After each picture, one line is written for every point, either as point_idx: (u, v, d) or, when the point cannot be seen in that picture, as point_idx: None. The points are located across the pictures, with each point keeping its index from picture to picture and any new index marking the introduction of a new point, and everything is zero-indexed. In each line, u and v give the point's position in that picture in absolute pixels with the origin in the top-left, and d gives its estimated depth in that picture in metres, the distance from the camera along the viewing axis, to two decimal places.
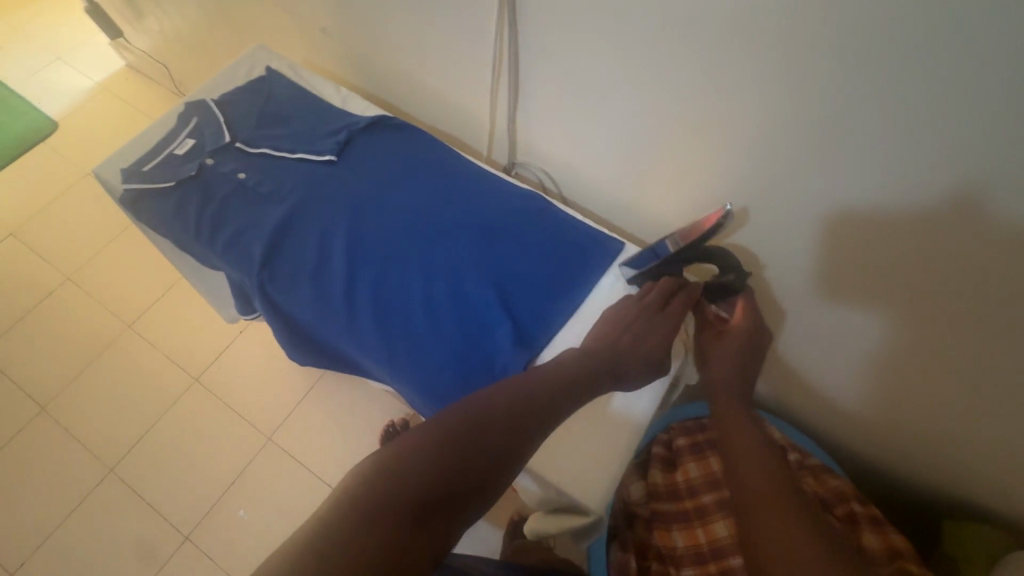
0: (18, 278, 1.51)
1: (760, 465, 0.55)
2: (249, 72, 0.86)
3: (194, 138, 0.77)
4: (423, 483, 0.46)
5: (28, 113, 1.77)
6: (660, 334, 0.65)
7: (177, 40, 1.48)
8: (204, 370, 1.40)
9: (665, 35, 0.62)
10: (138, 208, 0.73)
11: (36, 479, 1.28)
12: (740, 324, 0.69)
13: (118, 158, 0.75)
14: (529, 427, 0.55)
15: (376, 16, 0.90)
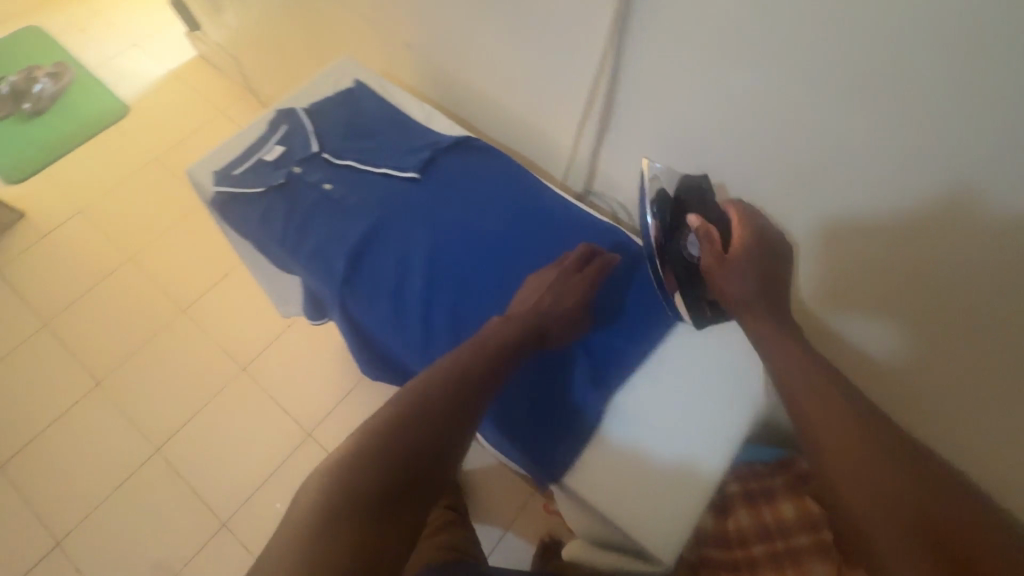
0: (84, 255, 1.57)
1: (829, 407, 0.51)
2: (336, 83, 0.88)
3: (283, 145, 0.79)
4: (387, 456, 0.49)
5: (104, 96, 1.84)
6: (563, 293, 0.68)
7: (252, 37, 1.53)
8: (251, 360, 1.43)
9: (767, 78, 0.63)
10: (227, 211, 0.76)
11: (87, 451, 1.32)
12: (740, 243, 0.61)
13: (210, 160, 0.77)
14: (471, 389, 0.58)
15: (463, 35, 0.92)
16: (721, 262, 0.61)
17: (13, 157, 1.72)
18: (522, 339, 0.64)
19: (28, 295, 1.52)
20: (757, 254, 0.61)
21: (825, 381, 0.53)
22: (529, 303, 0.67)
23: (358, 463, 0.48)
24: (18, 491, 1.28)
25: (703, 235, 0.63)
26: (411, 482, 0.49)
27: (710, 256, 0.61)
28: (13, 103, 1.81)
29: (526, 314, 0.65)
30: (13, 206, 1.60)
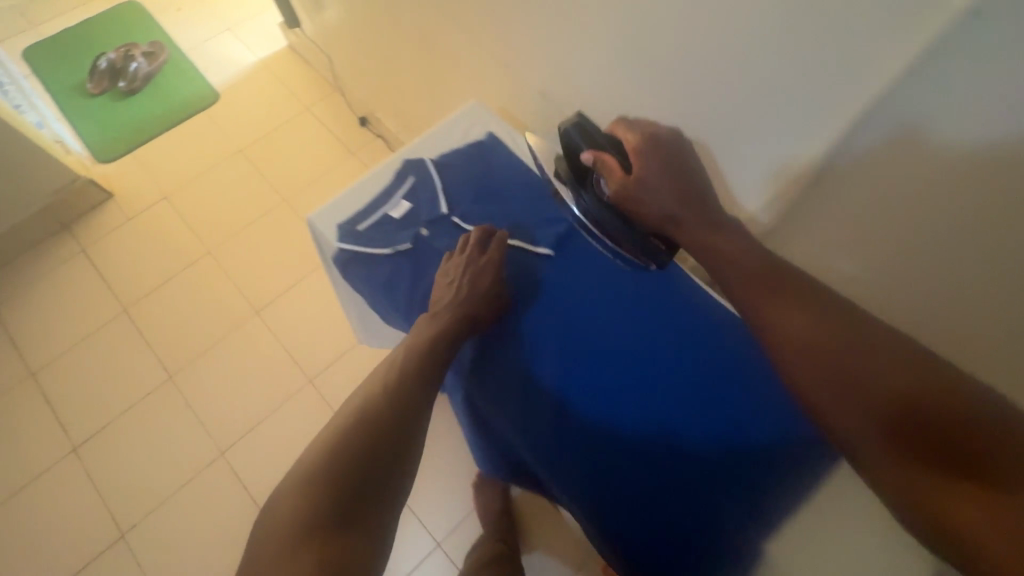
0: (165, 243, 1.58)
1: (790, 322, 0.56)
2: (465, 127, 0.86)
3: (409, 201, 0.78)
4: (332, 457, 0.56)
5: (195, 80, 1.84)
6: (484, 273, 0.72)
7: (352, 42, 1.50)
8: (318, 372, 1.42)
9: (980, 201, 0.52)
10: (347, 268, 0.78)
11: (156, 444, 1.34)
12: (639, 166, 0.69)
13: (331, 213, 0.77)
14: (414, 379, 0.65)
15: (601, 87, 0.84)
16: (628, 179, 0.68)
17: (106, 135, 1.74)
18: (455, 322, 0.69)
19: (110, 277, 1.54)
20: (670, 174, 0.69)
21: (790, 293, 0.58)
22: (454, 283, 0.71)
23: (304, 474, 0.55)
24: (88, 476, 1.31)
25: (603, 165, 0.70)
26: (354, 470, 0.56)
27: (618, 177, 0.69)
28: (109, 79, 1.83)
29: (452, 295, 0.70)
30: (103, 186, 1.62)
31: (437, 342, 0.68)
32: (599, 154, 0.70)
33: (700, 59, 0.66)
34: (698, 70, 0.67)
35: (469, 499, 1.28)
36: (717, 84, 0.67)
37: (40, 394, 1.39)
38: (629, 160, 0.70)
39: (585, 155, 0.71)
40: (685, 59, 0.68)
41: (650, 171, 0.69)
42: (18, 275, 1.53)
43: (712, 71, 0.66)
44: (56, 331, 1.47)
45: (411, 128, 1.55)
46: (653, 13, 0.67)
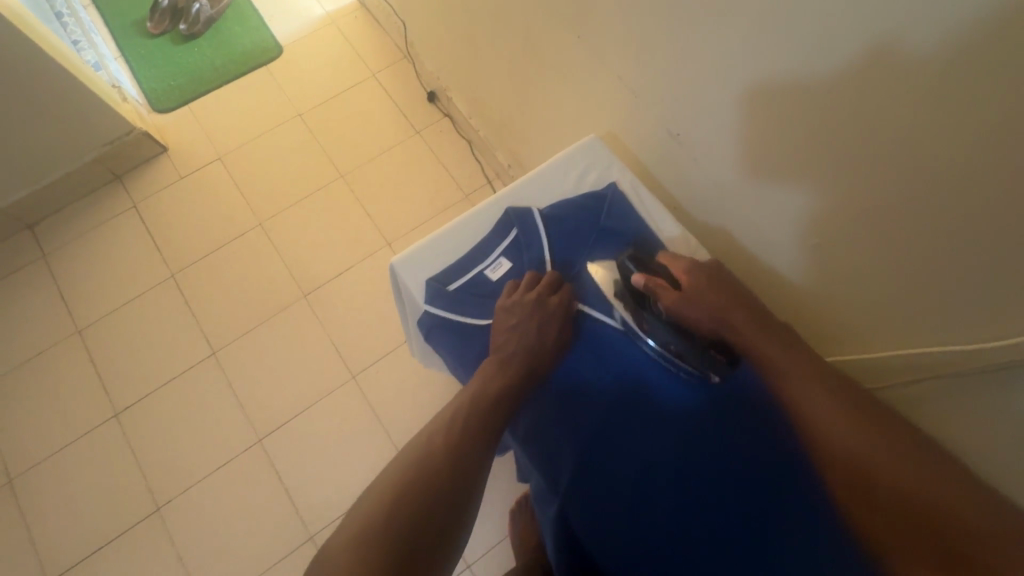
0: (216, 208, 1.52)
1: (814, 402, 0.62)
2: (580, 178, 0.84)
3: (508, 259, 0.77)
4: (412, 505, 0.55)
5: (257, 30, 1.72)
6: (547, 329, 0.70)
7: (432, 11, 1.34)
8: (362, 369, 1.35)
9: None
10: (431, 332, 0.74)
11: (194, 421, 1.32)
12: (690, 281, 0.69)
13: (422, 269, 0.77)
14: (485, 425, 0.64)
15: (748, 133, 0.71)
16: (682, 296, 0.68)
17: (164, 82, 1.65)
18: (518, 381, 0.67)
19: (160, 238, 1.49)
20: (720, 287, 0.68)
21: (814, 378, 0.63)
22: (520, 343, 0.69)
23: (373, 516, 0.54)
24: (127, 443, 1.30)
25: (656, 287, 0.70)
26: (429, 523, 0.55)
27: (668, 296, 0.68)
28: (170, 19, 1.72)
29: (516, 351, 0.68)
30: (157, 139, 1.55)
31: (507, 397, 0.66)
32: (650, 276, 0.70)
33: (931, 149, 0.52)
34: (924, 160, 0.53)
35: (506, 526, 1.23)
36: (942, 179, 0.53)
37: (85, 352, 1.37)
38: (678, 276, 0.71)
39: (636, 279, 0.71)
40: (900, 135, 0.54)
41: (703, 287, 0.69)
42: (69, 225, 1.50)
43: (943, 166, 0.52)
44: (102, 288, 1.44)
45: (485, 115, 1.41)
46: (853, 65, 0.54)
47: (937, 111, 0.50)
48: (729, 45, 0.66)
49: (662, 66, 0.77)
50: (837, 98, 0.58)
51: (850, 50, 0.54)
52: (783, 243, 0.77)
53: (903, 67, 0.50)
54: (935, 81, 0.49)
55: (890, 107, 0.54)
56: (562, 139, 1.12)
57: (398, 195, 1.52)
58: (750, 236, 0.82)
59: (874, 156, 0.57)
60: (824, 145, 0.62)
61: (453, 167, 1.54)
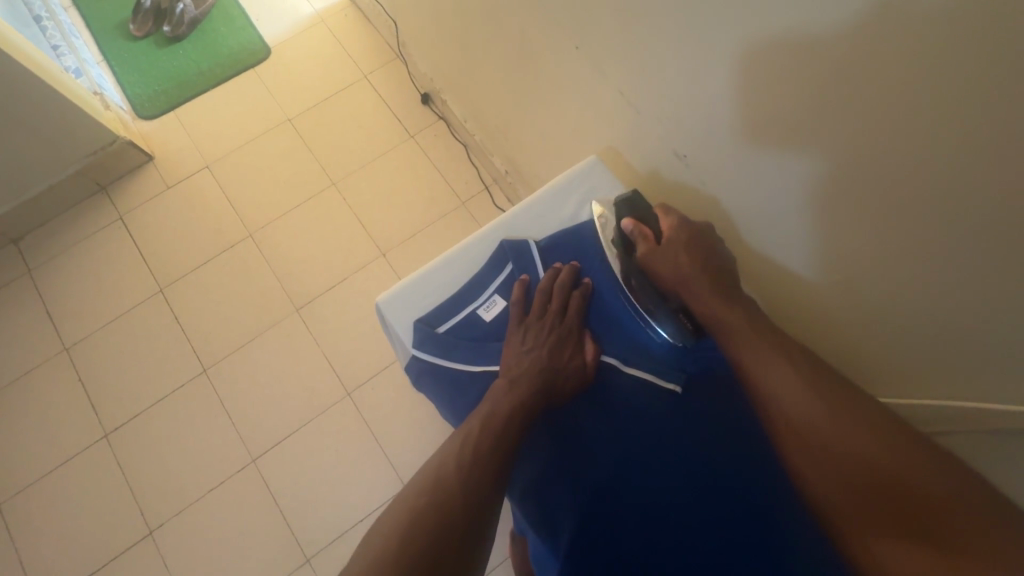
0: (206, 218, 1.47)
1: (776, 377, 0.59)
2: (578, 206, 0.80)
3: (501, 297, 0.73)
4: (427, 528, 0.50)
5: (244, 30, 1.66)
6: (568, 340, 0.68)
7: (424, 11, 1.28)
8: (358, 385, 1.31)
9: None
10: (421, 378, 0.70)
11: (186, 441, 1.28)
12: (670, 237, 0.70)
13: (411, 309, 0.72)
14: (501, 435, 0.59)
15: (761, 147, 0.66)
16: (656, 248, 0.69)
17: (148, 87, 1.60)
18: (541, 387, 0.63)
19: (147, 250, 1.44)
20: (694, 250, 0.68)
21: (772, 347, 0.61)
22: (539, 350, 0.66)
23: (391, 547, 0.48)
24: (118, 465, 1.26)
25: (640, 235, 0.71)
26: (451, 551, 0.49)
27: (647, 247, 0.70)
28: (154, 21, 1.66)
29: (532, 361, 0.65)
30: (143, 147, 1.50)
31: (522, 412, 0.61)
32: (637, 223, 0.71)
33: (990, 179, 0.47)
34: (979, 188, 0.48)
35: (506, 548, 1.19)
36: (1000, 211, 0.48)
37: (73, 370, 1.34)
38: (663, 230, 0.71)
39: (624, 224, 0.72)
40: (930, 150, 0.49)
41: (681, 241, 0.69)
42: (54, 238, 1.45)
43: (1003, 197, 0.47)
44: (90, 303, 1.39)
45: (481, 119, 1.35)
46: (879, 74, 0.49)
47: (999, 139, 0.44)
48: (748, 58, 0.60)
49: (665, 74, 0.72)
50: (869, 117, 0.52)
51: (891, 69, 0.48)
52: (806, 270, 0.72)
53: (947, 87, 0.45)
54: (998, 107, 0.43)
55: (919, 122, 0.49)
56: (562, 149, 1.06)
57: (392, 203, 1.46)
58: (768, 261, 0.77)
59: (921, 183, 0.52)
60: (854, 167, 0.57)
61: (449, 172, 1.48)
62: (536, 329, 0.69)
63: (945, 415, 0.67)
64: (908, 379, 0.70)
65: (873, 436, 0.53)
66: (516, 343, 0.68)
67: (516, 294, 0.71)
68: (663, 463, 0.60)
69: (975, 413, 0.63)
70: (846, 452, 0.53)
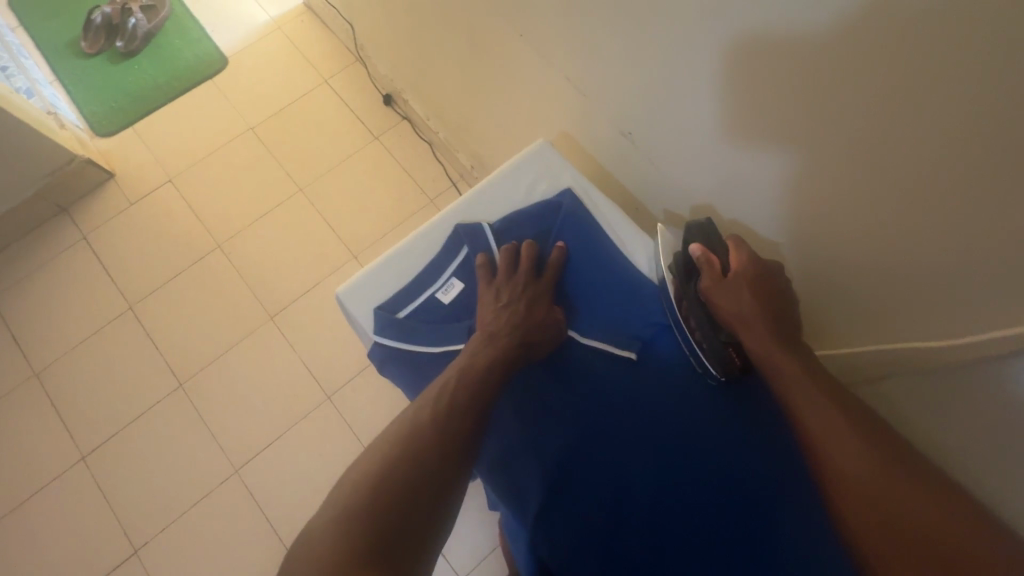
0: (172, 233, 1.45)
1: (837, 431, 0.55)
2: (530, 186, 0.81)
3: (459, 280, 0.74)
4: (403, 477, 0.51)
5: (200, 41, 1.65)
6: (537, 302, 0.71)
7: (377, 12, 1.28)
8: (337, 389, 1.31)
9: None
10: (384, 364, 0.71)
11: (167, 457, 1.27)
12: (739, 270, 0.65)
13: (370, 298, 0.73)
14: (480, 393, 0.60)
15: (692, 118, 0.69)
16: (721, 282, 0.65)
17: (105, 105, 1.57)
18: (518, 345, 0.66)
19: (114, 269, 1.42)
20: (764, 289, 0.63)
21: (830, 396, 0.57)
22: (511, 312, 0.68)
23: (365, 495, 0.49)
24: (98, 486, 1.24)
25: (705, 262, 0.67)
26: (425, 494, 0.51)
27: (710, 276, 0.66)
28: (106, 37, 1.64)
29: (509, 318, 0.68)
30: (103, 164, 1.48)
31: (500, 364, 0.63)
32: (705, 249, 0.67)
33: (900, 132, 0.50)
34: (898, 146, 0.50)
35: (496, 536, 1.21)
36: (917, 167, 0.50)
37: (44, 395, 1.31)
38: (732, 264, 0.66)
39: (693, 247, 0.68)
40: (836, 106, 0.53)
41: (748, 279, 0.64)
42: (17, 263, 1.42)
43: (918, 153, 0.49)
44: (58, 327, 1.37)
45: (443, 117, 1.36)
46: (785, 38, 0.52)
47: (910, 97, 0.47)
48: (680, 35, 0.62)
49: (602, 55, 0.74)
50: (783, 80, 0.55)
51: (808, 37, 0.50)
52: (751, 231, 0.74)
53: (843, 45, 0.48)
54: (904, 66, 0.45)
55: (825, 81, 0.52)
56: (520, 139, 1.08)
57: (361, 205, 1.47)
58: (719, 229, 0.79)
59: (844, 145, 0.55)
60: (775, 129, 0.60)
61: (416, 172, 1.49)
62: (506, 294, 0.70)
63: (881, 359, 0.68)
64: (845, 332, 0.72)
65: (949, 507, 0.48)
66: (491, 300, 0.70)
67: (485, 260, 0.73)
68: (631, 424, 0.64)
69: (902, 355, 0.65)
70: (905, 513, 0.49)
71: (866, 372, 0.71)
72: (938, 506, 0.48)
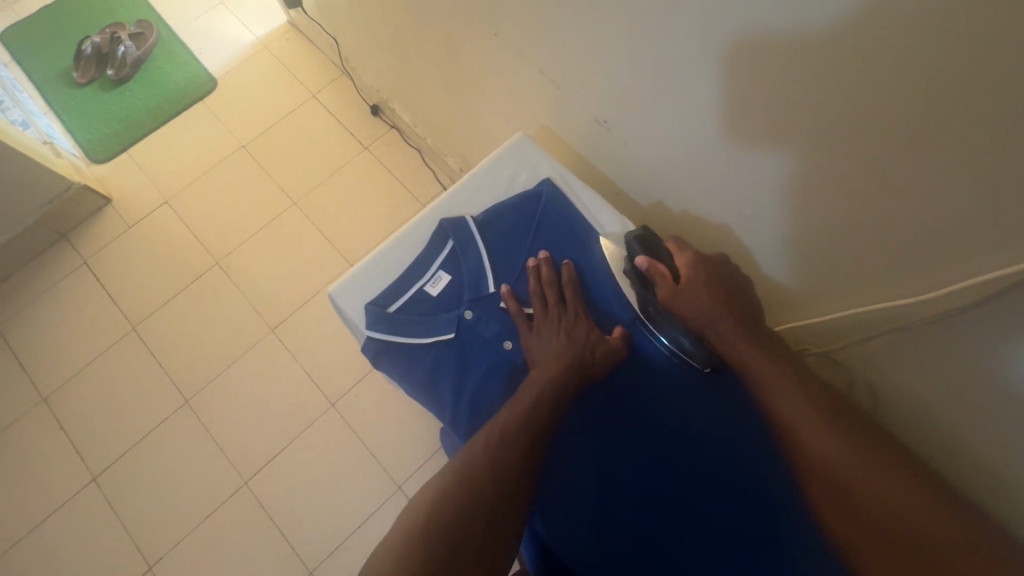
0: (171, 252, 1.48)
1: (836, 443, 0.58)
2: (510, 178, 0.83)
3: (447, 272, 0.76)
4: (470, 509, 0.52)
5: (188, 64, 1.68)
6: (581, 328, 0.70)
7: (358, 25, 1.31)
8: (341, 396, 1.33)
9: None
10: (378, 357, 0.73)
11: (176, 473, 1.28)
12: (691, 280, 0.68)
13: (361, 293, 0.75)
14: (535, 432, 0.59)
15: (658, 99, 0.71)
16: (676, 289, 0.68)
17: (99, 132, 1.61)
18: (568, 375, 0.65)
19: (115, 292, 1.44)
20: (717, 292, 0.67)
21: (824, 408, 0.60)
22: (554, 343, 0.68)
23: (428, 534, 0.50)
24: (110, 506, 1.26)
25: (657, 274, 0.69)
26: (493, 517, 0.53)
27: (666, 287, 0.69)
28: (97, 66, 1.68)
29: (545, 352, 0.68)
30: (100, 190, 1.51)
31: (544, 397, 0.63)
32: (653, 260, 0.69)
33: (842, 102, 0.52)
34: (857, 114, 0.52)
35: None
36: (878, 134, 0.52)
37: (54, 419, 1.33)
38: (680, 268, 0.70)
39: (641, 258, 0.70)
40: (786, 80, 0.55)
41: (701, 282, 0.68)
42: (21, 290, 1.45)
43: (877, 120, 0.51)
44: (64, 351, 1.39)
45: (429, 122, 1.39)
46: (733, 17, 0.55)
47: (865, 63, 0.48)
48: (644, 22, 0.64)
49: (569, 48, 0.77)
50: (736, 60, 0.58)
51: (763, 14, 0.52)
52: (720, 207, 0.76)
53: (785, 22, 0.51)
54: (856, 34, 0.47)
55: (773, 58, 0.54)
56: (503, 136, 1.10)
57: (354, 214, 1.49)
58: (694, 209, 0.81)
59: (807, 116, 0.56)
60: (736, 106, 0.62)
61: (406, 178, 1.51)
62: (546, 325, 0.70)
63: (860, 321, 0.69)
64: (821, 299, 0.73)
65: (927, 500, 0.53)
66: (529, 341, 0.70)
67: (510, 292, 0.73)
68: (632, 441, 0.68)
69: (881, 316, 0.66)
70: (871, 494, 0.55)
71: (847, 336, 0.72)
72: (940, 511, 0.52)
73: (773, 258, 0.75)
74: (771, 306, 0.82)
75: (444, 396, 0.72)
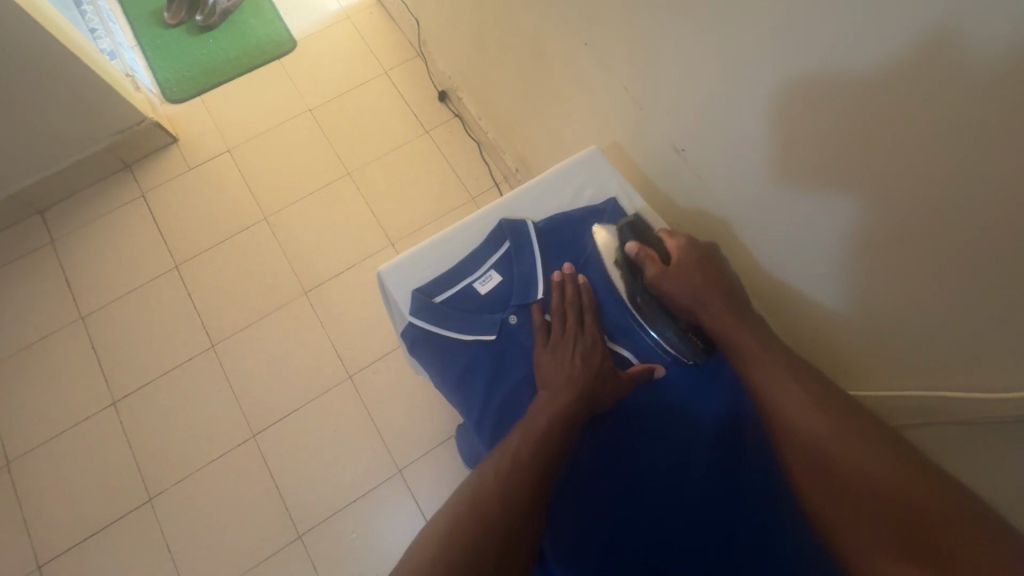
0: (223, 199, 1.52)
1: (849, 451, 0.52)
2: (579, 189, 0.82)
3: (498, 273, 0.76)
4: (491, 521, 0.50)
5: (272, 22, 1.72)
6: (597, 354, 0.68)
7: (443, 12, 1.33)
8: (359, 369, 1.34)
9: None
10: (415, 345, 0.73)
11: (190, 412, 1.32)
12: (680, 258, 0.69)
13: (408, 277, 0.75)
14: (545, 453, 0.57)
15: (734, 128, 0.69)
16: (665, 270, 0.69)
17: (177, 73, 1.66)
18: (578, 399, 0.63)
19: (165, 228, 1.49)
20: (707, 274, 0.68)
21: (840, 419, 0.55)
22: (571, 364, 0.66)
23: (432, 553, 0.46)
24: (123, 431, 1.30)
25: (645, 257, 0.70)
26: (511, 537, 0.50)
27: (654, 268, 0.69)
28: (187, 9, 1.73)
29: (567, 370, 0.65)
30: (168, 129, 1.55)
31: (564, 416, 0.61)
32: (642, 246, 0.71)
33: (919, 165, 0.51)
34: (962, 193, 0.49)
35: None
36: (973, 213, 0.49)
37: (87, 338, 1.38)
38: (670, 251, 0.71)
39: (630, 246, 0.71)
40: (867, 132, 0.54)
41: (690, 262, 0.69)
42: (79, 211, 1.51)
43: (974, 199, 0.48)
44: (107, 276, 1.44)
45: (494, 117, 1.39)
46: (827, 58, 0.53)
47: (982, 140, 0.45)
48: (746, 55, 0.62)
49: (649, 66, 0.76)
50: (820, 105, 0.57)
51: (856, 62, 0.51)
52: (785, 254, 0.74)
53: (876, 75, 0.50)
54: (980, 108, 0.44)
55: (859, 107, 0.53)
56: (568, 144, 1.09)
57: (404, 194, 1.50)
58: (763, 257, 0.78)
59: (880, 172, 0.55)
60: (812, 150, 0.60)
61: (461, 167, 1.52)
62: (561, 344, 0.68)
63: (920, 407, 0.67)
64: (875, 366, 0.71)
65: (946, 490, 0.46)
66: (545, 359, 0.68)
67: (540, 306, 0.73)
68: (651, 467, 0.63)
69: (958, 405, 0.62)
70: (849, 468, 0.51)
71: (914, 419, 0.68)
72: (955, 498, 0.45)
73: (832, 314, 0.72)
74: (826, 366, 0.79)
75: (472, 399, 0.70)
